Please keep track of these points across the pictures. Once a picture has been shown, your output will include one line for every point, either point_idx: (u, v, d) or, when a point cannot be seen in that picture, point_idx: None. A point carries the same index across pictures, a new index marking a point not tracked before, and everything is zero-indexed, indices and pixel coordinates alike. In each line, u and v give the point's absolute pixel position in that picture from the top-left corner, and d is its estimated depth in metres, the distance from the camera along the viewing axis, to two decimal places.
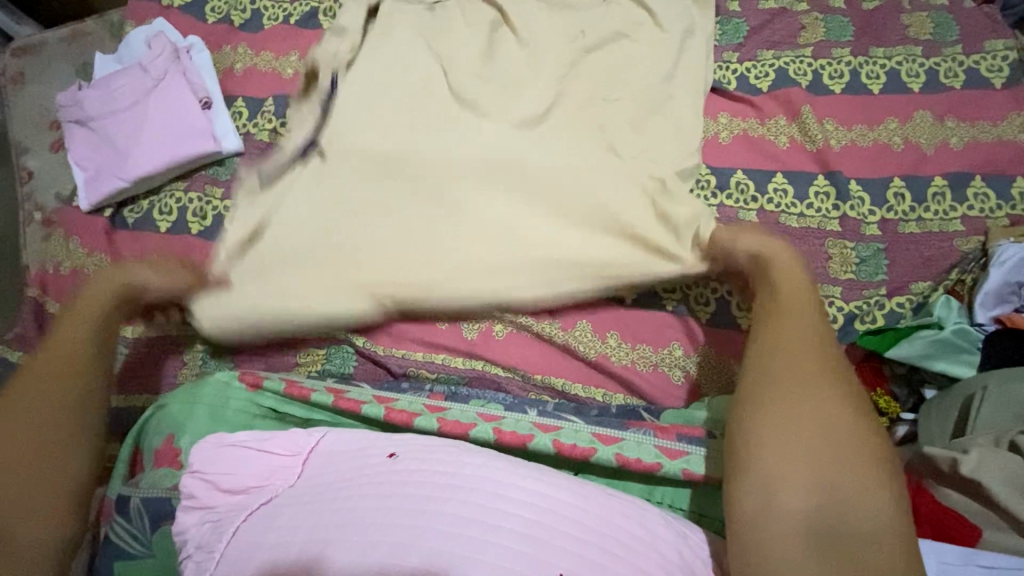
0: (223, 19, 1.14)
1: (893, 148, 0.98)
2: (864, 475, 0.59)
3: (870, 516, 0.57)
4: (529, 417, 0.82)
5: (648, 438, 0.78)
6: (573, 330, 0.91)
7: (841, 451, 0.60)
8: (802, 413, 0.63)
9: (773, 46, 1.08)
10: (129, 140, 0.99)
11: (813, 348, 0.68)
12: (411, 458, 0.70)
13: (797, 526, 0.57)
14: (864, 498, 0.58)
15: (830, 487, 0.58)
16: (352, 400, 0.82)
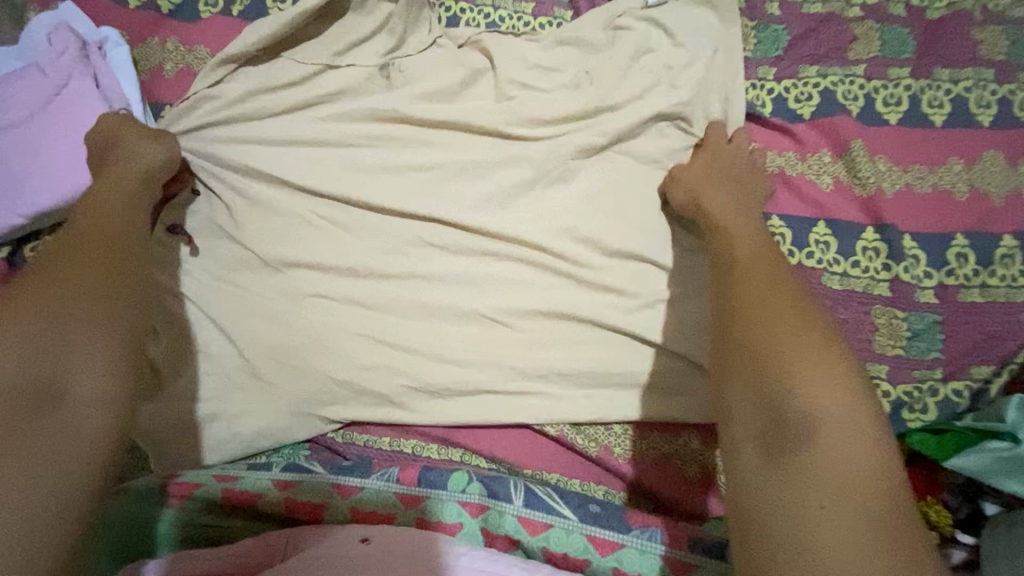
0: (148, 3, 0.92)
1: (957, 196, 0.82)
2: (820, 375, 0.50)
3: (834, 435, 0.47)
4: (513, 509, 0.70)
5: (653, 544, 0.67)
6: (571, 416, 0.76)
7: (793, 342, 0.53)
8: (753, 313, 0.56)
9: (817, 61, 0.90)
10: (28, 162, 0.80)
11: (764, 270, 0.61)
12: (387, 541, 0.64)
13: (765, 461, 0.48)
14: (823, 382, 0.50)
15: (782, 385, 0.51)
16: (310, 504, 0.70)
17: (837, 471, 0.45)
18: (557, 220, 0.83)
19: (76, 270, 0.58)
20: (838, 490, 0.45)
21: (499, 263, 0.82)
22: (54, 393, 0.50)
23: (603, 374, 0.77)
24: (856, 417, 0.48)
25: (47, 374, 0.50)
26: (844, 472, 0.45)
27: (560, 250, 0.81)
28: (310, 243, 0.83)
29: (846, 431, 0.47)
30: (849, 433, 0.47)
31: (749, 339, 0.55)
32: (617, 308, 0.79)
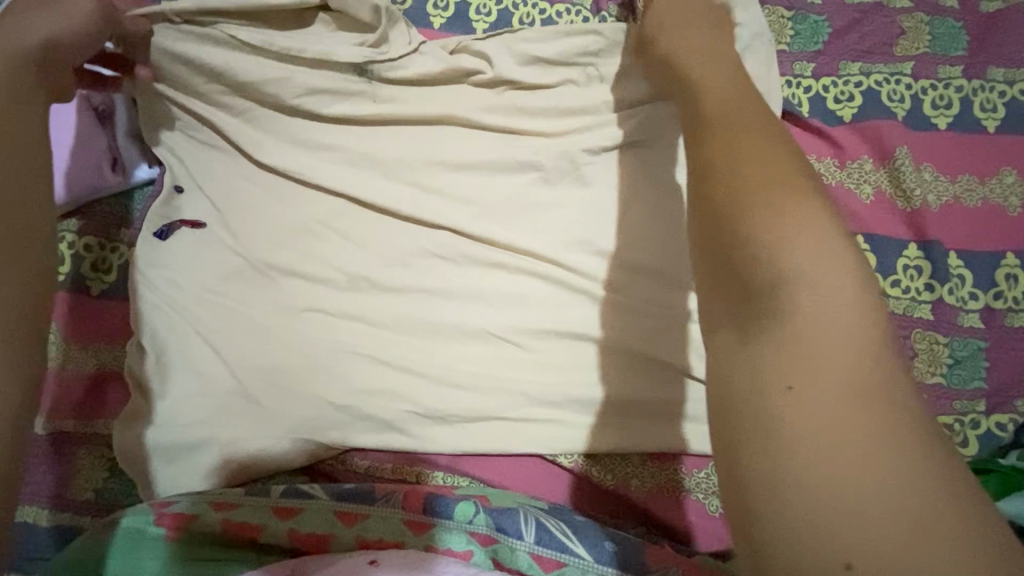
0: None
1: (1007, 211, 0.76)
2: (794, 222, 0.39)
3: (814, 303, 0.36)
4: (525, 547, 0.64)
5: None
6: (586, 447, 0.71)
7: (759, 182, 0.41)
8: (720, 154, 0.44)
9: (861, 56, 0.83)
10: None
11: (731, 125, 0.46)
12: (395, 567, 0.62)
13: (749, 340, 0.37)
14: (797, 239, 0.38)
15: (748, 242, 0.39)
16: (313, 535, 0.64)
17: (816, 347, 0.35)
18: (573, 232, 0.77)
19: None
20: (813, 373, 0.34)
21: (509, 279, 0.76)
22: None
23: (620, 396, 0.72)
24: (840, 280, 0.37)
25: None
26: (824, 350, 0.35)
27: (578, 265, 0.75)
28: (304, 255, 0.77)
29: (822, 300, 0.36)
30: (827, 300, 0.36)
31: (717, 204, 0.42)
32: (637, 329, 0.73)
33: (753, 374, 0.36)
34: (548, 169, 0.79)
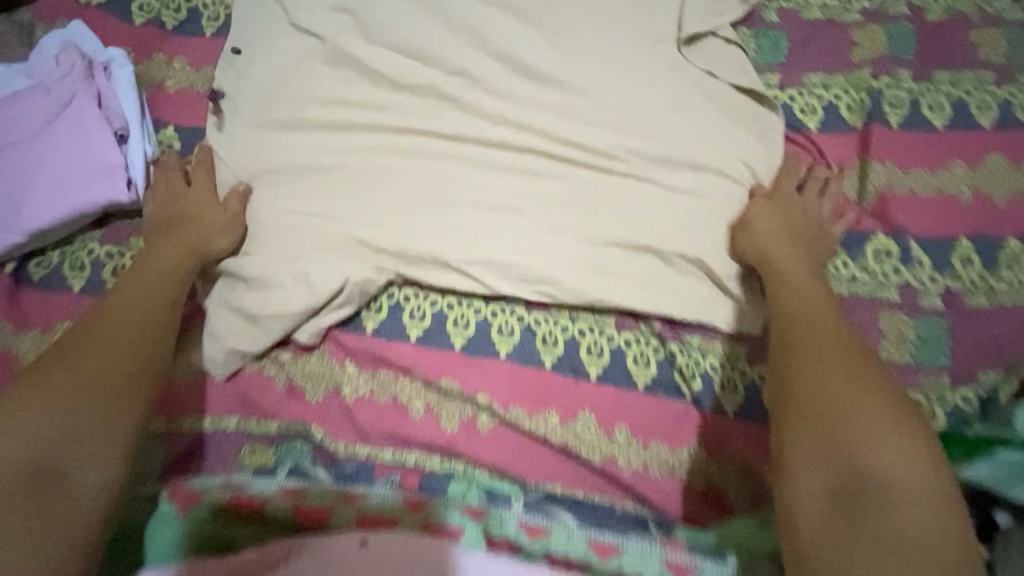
0: (151, 20, 0.93)
1: (960, 200, 0.82)
2: (870, 428, 0.59)
3: (914, 525, 0.54)
4: (515, 515, 0.67)
5: (656, 545, 0.65)
6: (576, 424, 0.76)
7: (840, 420, 0.60)
8: (817, 385, 0.63)
9: (820, 66, 0.89)
10: (27, 182, 0.79)
11: (824, 321, 0.69)
12: (383, 538, 0.64)
13: (811, 513, 0.58)
14: (873, 454, 0.58)
15: (844, 455, 0.59)
16: (313, 507, 0.67)
17: (904, 513, 0.55)
18: (558, 227, 0.82)
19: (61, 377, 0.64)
20: (886, 544, 0.53)
21: (498, 275, 0.81)
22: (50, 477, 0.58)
23: (606, 380, 0.78)
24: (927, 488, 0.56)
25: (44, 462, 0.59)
26: (897, 539, 0.53)
27: (563, 259, 0.81)
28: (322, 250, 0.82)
29: (909, 511, 0.55)
30: (914, 512, 0.55)
31: (804, 409, 0.62)
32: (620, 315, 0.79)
33: (822, 526, 0.57)
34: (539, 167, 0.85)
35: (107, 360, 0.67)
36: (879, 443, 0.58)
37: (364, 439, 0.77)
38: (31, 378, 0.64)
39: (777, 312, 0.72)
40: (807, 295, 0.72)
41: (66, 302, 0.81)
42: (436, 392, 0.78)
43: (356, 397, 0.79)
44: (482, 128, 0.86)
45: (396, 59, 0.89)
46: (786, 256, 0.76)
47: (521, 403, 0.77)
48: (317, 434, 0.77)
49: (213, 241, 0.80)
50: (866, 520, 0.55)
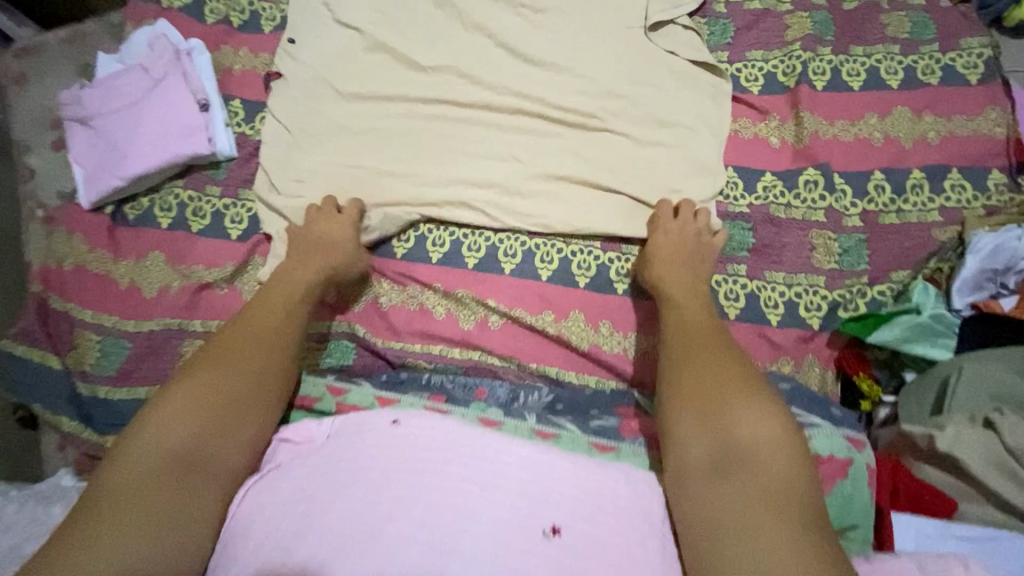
0: (221, 20, 1.17)
1: (873, 142, 1.01)
2: (742, 397, 0.69)
3: (770, 466, 0.63)
4: (527, 425, 0.83)
5: (642, 447, 0.82)
6: (569, 319, 0.95)
7: (716, 386, 0.70)
8: (706, 394, 0.71)
9: (760, 46, 1.11)
10: (130, 138, 1.01)
11: (697, 323, 0.81)
12: (412, 423, 0.73)
13: (699, 467, 0.66)
14: (752, 419, 0.66)
15: (726, 421, 0.67)
16: (353, 404, 0.85)
17: (766, 460, 0.63)
18: (549, 169, 1.02)
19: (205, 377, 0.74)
20: (763, 491, 0.61)
21: (500, 208, 1.00)
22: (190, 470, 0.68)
23: (592, 289, 0.97)
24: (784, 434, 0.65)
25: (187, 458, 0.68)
26: (765, 478, 0.62)
27: (556, 195, 1.00)
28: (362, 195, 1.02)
29: (770, 453, 0.64)
30: (774, 453, 0.64)
31: (684, 386, 0.72)
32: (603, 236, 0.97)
33: (705, 485, 0.64)
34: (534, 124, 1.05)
35: (245, 366, 0.77)
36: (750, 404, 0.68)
37: (398, 336, 0.96)
38: (198, 365, 0.76)
39: (680, 307, 0.84)
40: (692, 297, 0.86)
41: (157, 235, 1.02)
42: (454, 300, 0.97)
43: (391, 304, 0.97)
44: (486, 95, 1.05)
45: (418, 44, 1.10)
46: (683, 293, 0.87)
47: (523, 304, 0.95)
48: (361, 331, 0.95)
49: (333, 260, 0.93)
50: (739, 476, 0.63)
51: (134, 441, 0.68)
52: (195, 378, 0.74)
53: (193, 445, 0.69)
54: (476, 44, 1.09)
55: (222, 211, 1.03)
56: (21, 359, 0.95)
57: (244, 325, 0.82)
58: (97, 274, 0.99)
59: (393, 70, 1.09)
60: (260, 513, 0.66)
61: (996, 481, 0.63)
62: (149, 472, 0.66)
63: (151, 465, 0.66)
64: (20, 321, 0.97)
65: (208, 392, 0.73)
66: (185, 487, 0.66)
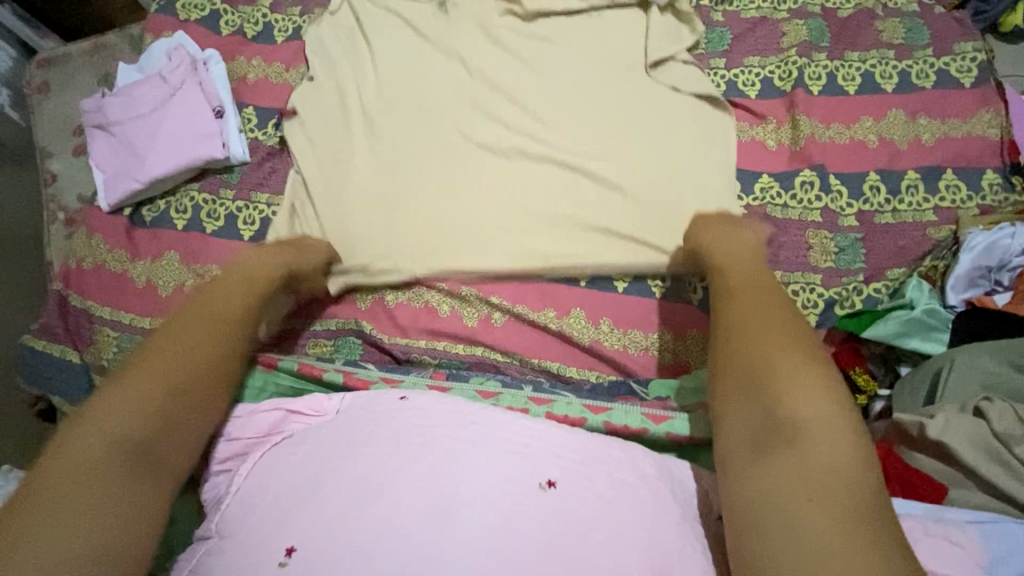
0: (236, 32, 1.22)
1: (869, 144, 1.03)
2: (796, 371, 0.62)
3: (822, 447, 0.56)
4: (525, 392, 0.87)
5: (636, 407, 0.84)
6: (570, 316, 0.97)
7: (763, 358, 0.64)
8: (753, 365, 0.64)
9: (757, 53, 1.14)
10: (150, 144, 1.05)
11: (751, 293, 0.74)
12: (419, 400, 0.78)
13: (747, 445, 0.60)
14: (803, 396, 0.60)
15: (773, 395, 0.61)
16: (362, 379, 0.88)
17: (820, 441, 0.56)
18: (550, 170, 1.04)
19: (160, 370, 0.70)
20: (816, 476, 0.54)
21: (502, 207, 1.02)
22: (146, 467, 0.64)
23: (592, 287, 0.99)
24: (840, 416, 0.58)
25: (140, 452, 0.64)
26: (819, 462, 0.55)
27: (558, 195, 1.02)
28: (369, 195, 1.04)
29: (824, 438, 0.56)
30: (828, 437, 0.56)
31: (735, 357, 0.67)
32: (604, 234, 0.99)
33: (751, 466, 0.58)
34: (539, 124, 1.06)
35: (200, 359, 0.73)
36: (795, 373, 0.62)
37: (404, 332, 0.98)
38: (147, 356, 0.71)
39: (727, 276, 0.80)
40: (748, 269, 0.80)
41: (172, 237, 1.05)
42: (458, 298, 0.99)
43: (396, 301, 1.00)
44: (489, 100, 1.08)
45: (424, 52, 1.13)
46: (734, 265, 0.81)
47: (526, 301, 0.98)
48: (367, 328, 0.98)
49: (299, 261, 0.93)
50: (787, 449, 0.57)
51: (64, 437, 0.63)
52: (138, 370, 0.69)
53: (145, 440, 0.65)
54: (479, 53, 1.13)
55: (235, 213, 1.07)
56: (41, 354, 0.99)
57: (194, 313, 0.78)
58: (115, 273, 1.03)
59: (399, 72, 1.12)
60: (280, 478, 0.69)
61: (982, 462, 0.65)
62: (90, 469, 0.61)
63: (95, 459, 0.61)
64: (41, 317, 1.01)
65: (159, 380, 0.69)
66: (137, 488, 0.62)
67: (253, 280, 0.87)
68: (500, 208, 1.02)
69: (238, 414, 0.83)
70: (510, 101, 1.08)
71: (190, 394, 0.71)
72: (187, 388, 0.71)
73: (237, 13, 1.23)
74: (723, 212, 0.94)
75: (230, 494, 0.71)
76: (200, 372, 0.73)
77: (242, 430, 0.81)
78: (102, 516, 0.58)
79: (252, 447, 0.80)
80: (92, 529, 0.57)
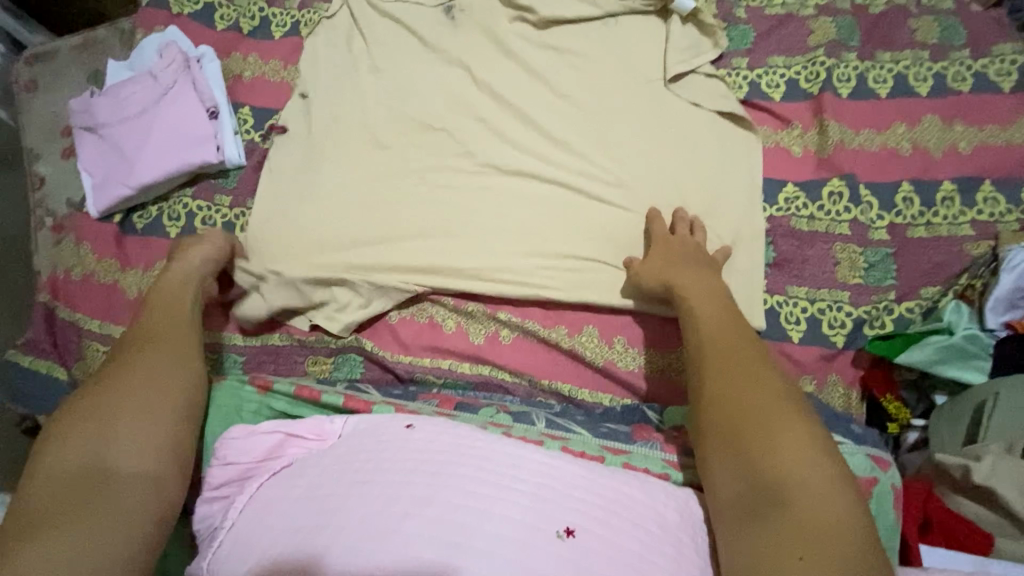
0: (232, 26, 1.16)
1: (901, 152, 0.97)
2: (778, 425, 0.63)
3: (810, 503, 0.57)
4: (538, 427, 0.82)
5: (656, 450, 0.79)
6: (582, 334, 0.92)
7: (746, 410, 0.65)
8: (737, 418, 0.65)
9: (782, 52, 1.07)
10: (140, 147, 1.00)
11: (719, 348, 0.73)
12: (427, 428, 0.73)
13: (738, 504, 0.60)
14: (788, 451, 0.61)
15: (758, 452, 0.62)
16: (363, 401, 0.83)
17: (808, 496, 0.57)
18: (562, 177, 0.98)
19: (103, 389, 0.72)
20: (807, 533, 0.55)
21: (511, 218, 0.97)
22: (99, 476, 0.65)
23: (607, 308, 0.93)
24: (823, 471, 0.59)
25: (91, 466, 0.65)
26: (810, 520, 0.56)
27: (569, 205, 0.97)
28: (371, 205, 0.99)
29: (811, 494, 0.57)
30: (813, 493, 0.57)
31: (718, 409, 0.67)
32: (618, 247, 0.94)
33: (741, 525, 0.59)
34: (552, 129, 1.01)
35: (137, 366, 0.75)
36: (779, 427, 0.63)
37: (408, 349, 0.94)
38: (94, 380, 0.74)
39: (697, 321, 0.78)
40: (716, 310, 0.79)
41: (164, 246, 1.01)
42: (464, 314, 0.94)
43: (400, 316, 0.95)
44: (497, 104, 1.03)
45: (429, 53, 1.08)
46: (704, 296, 0.81)
47: (535, 318, 0.93)
48: (368, 345, 0.93)
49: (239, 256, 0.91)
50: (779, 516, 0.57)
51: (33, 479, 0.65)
52: (77, 412, 0.70)
53: (91, 454, 0.66)
54: (487, 52, 1.07)
55: (231, 221, 1.02)
56: (27, 369, 0.95)
57: (132, 334, 0.80)
58: (105, 283, 0.99)
59: (402, 74, 1.07)
60: (280, 517, 0.65)
61: None
62: (55, 495, 0.63)
63: (54, 486, 0.64)
64: (28, 331, 0.97)
65: (101, 411, 0.70)
66: (99, 500, 0.63)
67: (183, 284, 0.87)
68: (509, 218, 0.97)
69: (233, 436, 0.77)
70: (520, 103, 1.03)
71: (130, 400, 0.71)
72: (131, 398, 0.72)
73: (233, 7, 1.17)
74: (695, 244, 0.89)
75: (225, 528, 0.67)
76: (135, 379, 0.73)
77: (239, 453, 0.76)
78: (73, 533, 0.60)
79: (249, 472, 0.75)
80: (65, 547, 0.59)
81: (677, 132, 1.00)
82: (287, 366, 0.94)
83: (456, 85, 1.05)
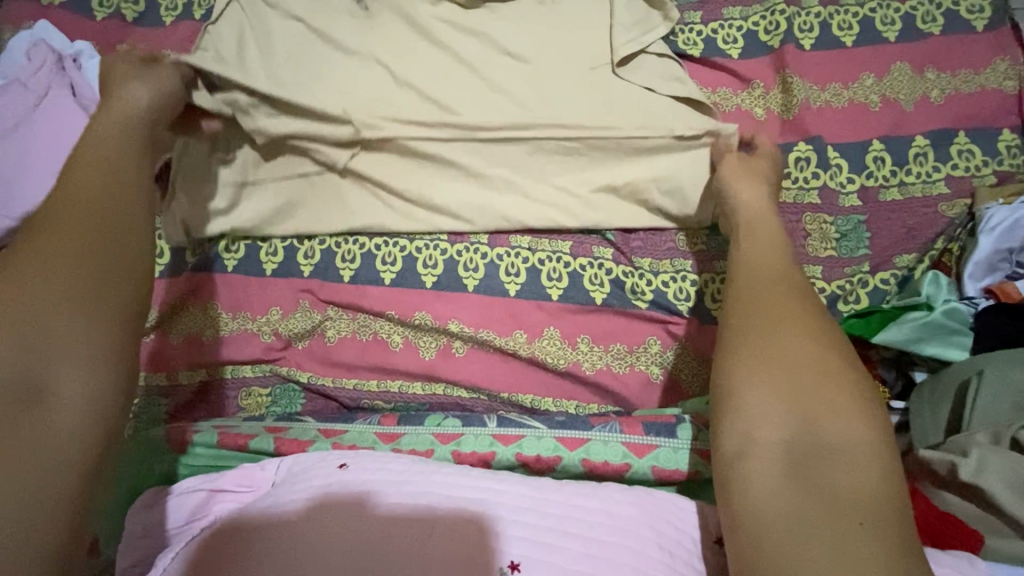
0: (113, 15, 1.00)
1: (870, 107, 0.89)
2: (832, 379, 0.57)
3: (856, 468, 0.52)
4: (488, 429, 0.77)
5: (615, 435, 0.75)
6: (545, 338, 0.85)
7: (801, 356, 0.58)
8: (785, 359, 0.58)
9: (738, 2, 0.97)
10: (15, 166, 0.86)
11: (787, 289, 0.64)
12: (363, 467, 0.66)
13: (773, 450, 0.54)
14: (840, 411, 0.55)
15: (808, 402, 0.56)
16: (296, 441, 0.76)
17: (854, 461, 0.52)
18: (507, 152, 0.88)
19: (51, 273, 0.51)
20: (852, 498, 0.50)
21: (453, 215, 0.88)
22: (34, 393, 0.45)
23: (567, 300, 0.86)
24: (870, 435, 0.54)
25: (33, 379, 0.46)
26: (853, 481, 0.51)
27: (517, 197, 0.88)
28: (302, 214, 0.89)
29: (859, 458, 0.52)
30: (861, 457, 0.53)
31: (773, 345, 0.59)
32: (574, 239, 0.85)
33: (779, 471, 0.53)
34: (494, 110, 0.91)
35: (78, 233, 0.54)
36: (833, 379, 0.57)
37: (354, 373, 0.85)
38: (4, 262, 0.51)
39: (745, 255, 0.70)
40: (766, 245, 0.70)
41: None
42: (411, 327, 0.86)
43: (339, 337, 0.86)
44: (428, 85, 0.92)
45: (346, 32, 0.96)
46: (763, 235, 0.72)
47: (490, 325, 0.85)
48: (304, 376, 0.85)
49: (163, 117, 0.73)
50: (819, 468, 0.52)
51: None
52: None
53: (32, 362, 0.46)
54: (411, 28, 0.95)
55: None
56: None
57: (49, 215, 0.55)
58: None
59: (317, 59, 0.94)
60: None
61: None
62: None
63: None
64: None
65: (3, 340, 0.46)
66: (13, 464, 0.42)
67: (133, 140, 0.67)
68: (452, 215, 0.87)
69: (152, 500, 0.70)
70: (453, 85, 0.92)
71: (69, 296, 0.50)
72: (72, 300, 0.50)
73: None
74: (764, 203, 0.76)
75: None
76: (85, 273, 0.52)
77: (158, 520, 0.68)
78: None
79: (170, 540, 0.67)
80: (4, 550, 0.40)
81: (629, 106, 0.91)
82: (212, 401, 0.85)
83: (379, 68, 0.94)
